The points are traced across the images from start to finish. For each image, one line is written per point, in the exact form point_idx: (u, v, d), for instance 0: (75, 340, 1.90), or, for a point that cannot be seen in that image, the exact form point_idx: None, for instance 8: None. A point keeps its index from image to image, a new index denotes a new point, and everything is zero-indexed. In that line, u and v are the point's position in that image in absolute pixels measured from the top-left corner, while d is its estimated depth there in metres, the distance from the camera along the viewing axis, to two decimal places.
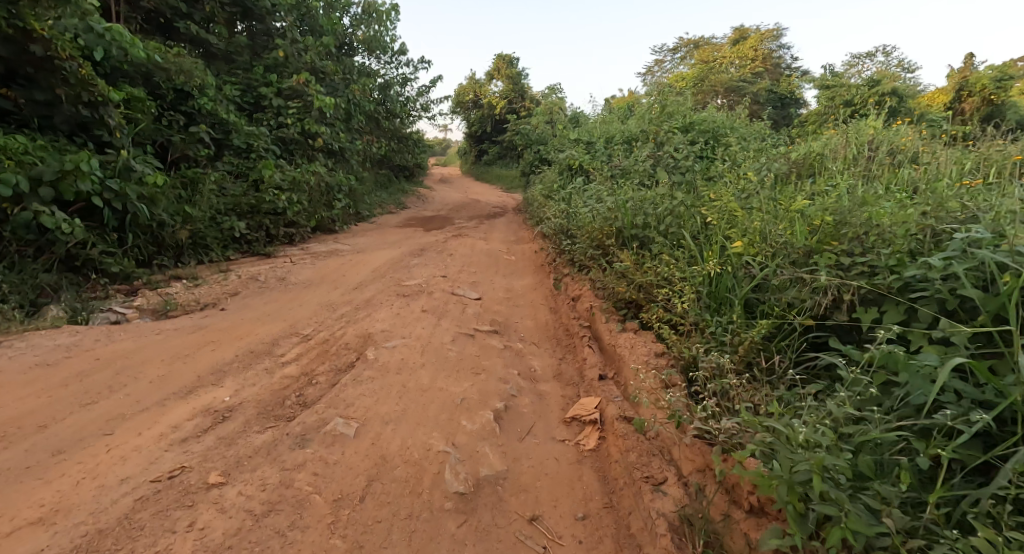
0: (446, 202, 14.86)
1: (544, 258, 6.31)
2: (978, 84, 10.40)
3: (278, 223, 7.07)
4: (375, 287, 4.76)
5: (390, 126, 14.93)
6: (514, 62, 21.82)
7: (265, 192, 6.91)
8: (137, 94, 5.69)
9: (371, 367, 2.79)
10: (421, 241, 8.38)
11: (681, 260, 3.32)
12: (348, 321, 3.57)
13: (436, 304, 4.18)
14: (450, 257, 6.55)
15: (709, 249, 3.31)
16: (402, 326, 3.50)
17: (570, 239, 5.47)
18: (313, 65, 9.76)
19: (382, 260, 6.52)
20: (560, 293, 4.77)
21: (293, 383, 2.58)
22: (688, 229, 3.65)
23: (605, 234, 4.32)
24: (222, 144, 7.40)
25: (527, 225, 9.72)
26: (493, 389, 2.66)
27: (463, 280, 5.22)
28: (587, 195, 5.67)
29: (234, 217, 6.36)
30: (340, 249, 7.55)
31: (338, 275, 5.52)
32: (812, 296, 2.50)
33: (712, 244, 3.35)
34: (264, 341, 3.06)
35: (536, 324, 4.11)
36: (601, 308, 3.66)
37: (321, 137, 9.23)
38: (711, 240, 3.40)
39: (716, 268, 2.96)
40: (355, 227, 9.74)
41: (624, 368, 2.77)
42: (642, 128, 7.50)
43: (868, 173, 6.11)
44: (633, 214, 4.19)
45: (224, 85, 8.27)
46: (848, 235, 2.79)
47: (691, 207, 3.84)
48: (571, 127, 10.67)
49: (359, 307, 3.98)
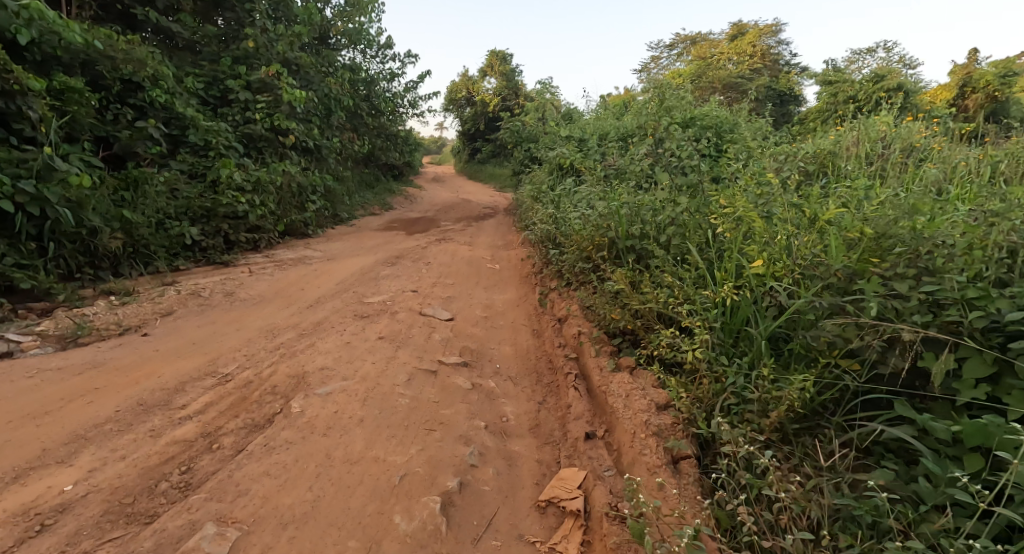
0: (434, 202, 14.20)
1: (531, 268, 5.70)
2: (983, 80, 9.85)
3: (239, 228, 6.44)
4: (333, 306, 4.14)
5: (376, 123, 14.29)
6: (507, 58, 21.25)
7: (222, 194, 6.27)
8: (72, 83, 5.05)
9: (293, 426, 2.17)
10: (400, 246, 7.78)
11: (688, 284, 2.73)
12: (284, 354, 2.95)
13: (398, 328, 3.56)
14: (427, 267, 5.93)
15: (722, 267, 2.72)
16: (348, 361, 2.88)
17: (557, 248, 4.88)
18: (287, 57, 9.10)
19: (351, 269, 5.90)
20: (545, 313, 4.17)
21: (181, 453, 1.96)
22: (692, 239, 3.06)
23: (597, 245, 3.74)
24: (178, 141, 6.75)
25: (515, 228, 9.11)
26: (448, 457, 2.07)
27: (436, 296, 4.60)
28: (577, 199, 5.07)
29: (185, 222, 5.76)
30: (309, 256, 6.94)
31: (296, 289, 4.90)
32: (860, 338, 1.93)
33: (724, 261, 2.77)
34: (166, 388, 2.43)
35: (515, 353, 3.50)
36: (590, 336, 3.06)
37: (293, 133, 8.59)
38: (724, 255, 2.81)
39: (731, 294, 2.38)
40: (332, 230, 9.12)
41: (617, 427, 2.18)
42: (639, 124, 6.92)
43: (884, 173, 5.54)
44: (630, 223, 3.61)
45: (186, 77, 7.64)
46: (898, 254, 2.22)
47: (697, 214, 3.25)
48: (563, 123, 10.05)
49: (306, 333, 3.37)
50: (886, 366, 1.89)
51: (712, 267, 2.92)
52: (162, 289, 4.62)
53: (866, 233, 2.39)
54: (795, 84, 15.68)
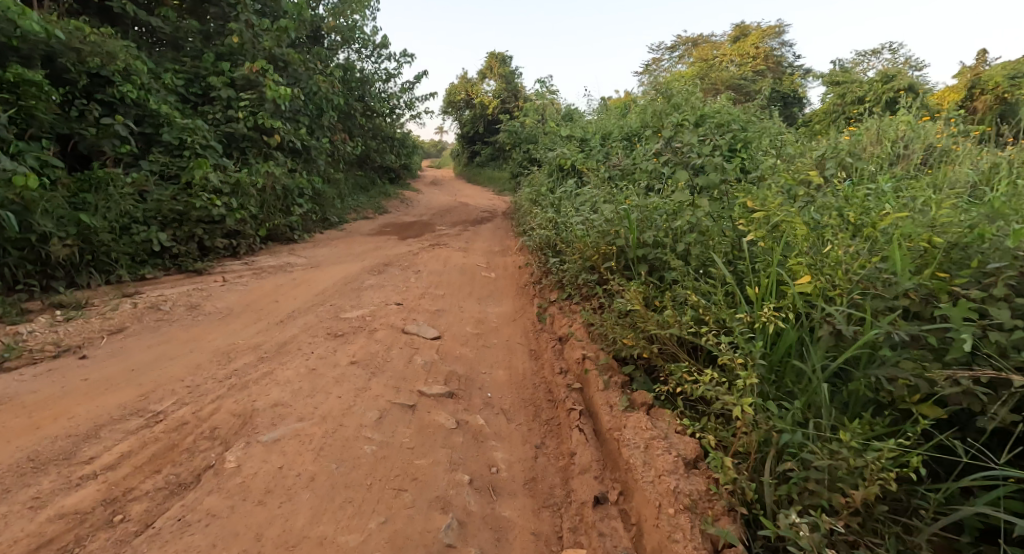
0: (431, 206, 13.76)
1: (529, 277, 5.24)
2: (992, 81, 9.35)
3: (216, 233, 5.99)
4: (305, 322, 3.68)
5: (371, 124, 13.86)
6: (507, 61, 20.91)
7: (195, 195, 5.80)
8: (28, 76, 4.57)
9: (222, 489, 1.71)
10: (390, 252, 7.35)
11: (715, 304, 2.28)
12: (234, 384, 2.50)
13: (374, 350, 3.09)
14: (416, 275, 5.48)
15: (756, 284, 2.29)
16: (309, 393, 2.42)
17: (558, 256, 4.46)
18: (273, 53, 8.68)
19: (334, 278, 5.46)
20: (544, 331, 3.73)
21: (66, 533, 1.52)
22: (716, 247, 2.62)
23: (604, 255, 3.34)
24: (152, 140, 6.30)
25: (512, 233, 8.67)
26: (416, 535, 1.62)
27: (423, 310, 4.15)
28: (579, 202, 4.62)
29: (154, 227, 5.32)
30: (292, 263, 6.51)
31: (270, 301, 4.45)
32: (954, 387, 1.48)
33: (757, 275, 2.34)
34: (74, 436, 1.97)
35: (509, 379, 3.03)
36: (596, 364, 2.62)
37: (278, 133, 8.15)
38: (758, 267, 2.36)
39: (772, 318, 1.93)
40: (321, 235, 8.68)
41: (636, 492, 1.75)
42: (645, 123, 6.48)
43: (912, 175, 5.09)
44: (641, 228, 3.16)
45: (164, 74, 7.22)
46: (986, 269, 1.76)
47: (721, 220, 2.80)
48: (563, 123, 9.59)
49: (267, 356, 2.90)
50: (989, 420, 1.45)
51: (742, 282, 2.48)
52: (119, 301, 4.17)
53: (937, 242, 1.93)
54: (799, 86, 15.24)
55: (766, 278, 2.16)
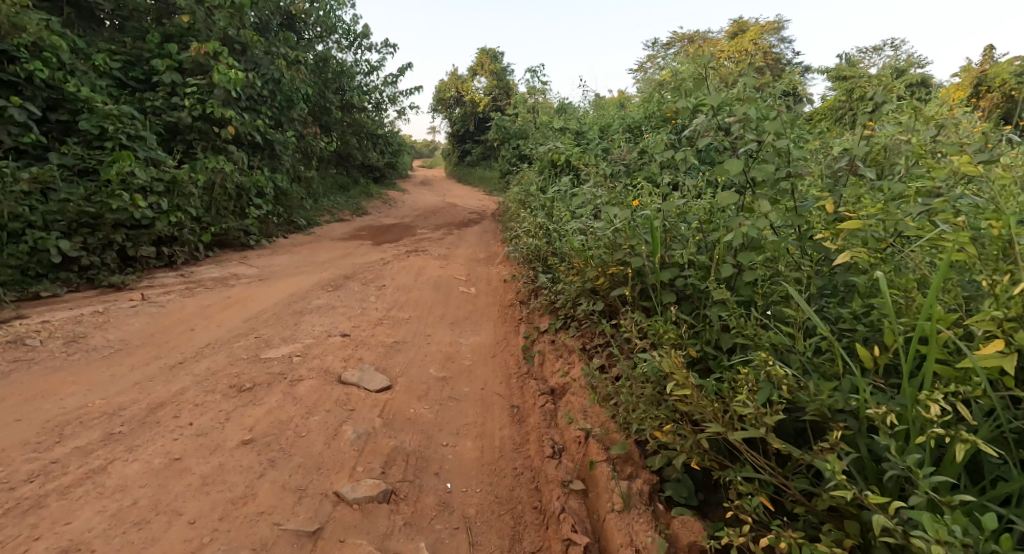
0: (415, 207, 12.79)
1: (515, 295, 4.32)
2: (999, 77, 8.03)
3: (142, 239, 5.04)
4: (210, 364, 2.75)
5: (349, 119, 12.88)
6: (498, 57, 20.01)
7: (114, 193, 4.80)
8: None
9: None
10: (358, 261, 6.42)
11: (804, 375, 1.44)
12: (27, 494, 1.56)
13: (286, 418, 2.16)
14: (379, 292, 4.56)
15: (866, 340, 1.46)
16: (142, 517, 1.49)
17: (551, 273, 3.58)
18: (229, 34, 7.71)
19: (280, 295, 4.52)
20: (530, 375, 2.85)
21: None
22: (787, 273, 1.77)
23: (609, 277, 2.49)
24: (70, 129, 5.33)
25: (499, 238, 7.73)
26: None
27: (376, 343, 3.23)
28: (576, 204, 3.73)
29: (55, 233, 4.36)
30: (239, 275, 5.57)
31: (184, 329, 3.50)
32: None
33: (864, 323, 1.51)
34: None
35: (480, 459, 2.13)
36: (611, 456, 1.76)
37: (232, 124, 7.15)
38: (866, 310, 1.51)
39: (961, 440, 1.03)
40: (284, 240, 7.73)
41: None
42: (651, 114, 5.60)
43: None
44: (666, 242, 2.28)
45: (94, 54, 6.26)
46: None
47: (784, 231, 1.95)
48: (555, 116, 8.61)
49: (119, 430, 1.97)
50: None
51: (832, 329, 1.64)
52: None
53: None
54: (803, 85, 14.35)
55: (899, 338, 1.29)
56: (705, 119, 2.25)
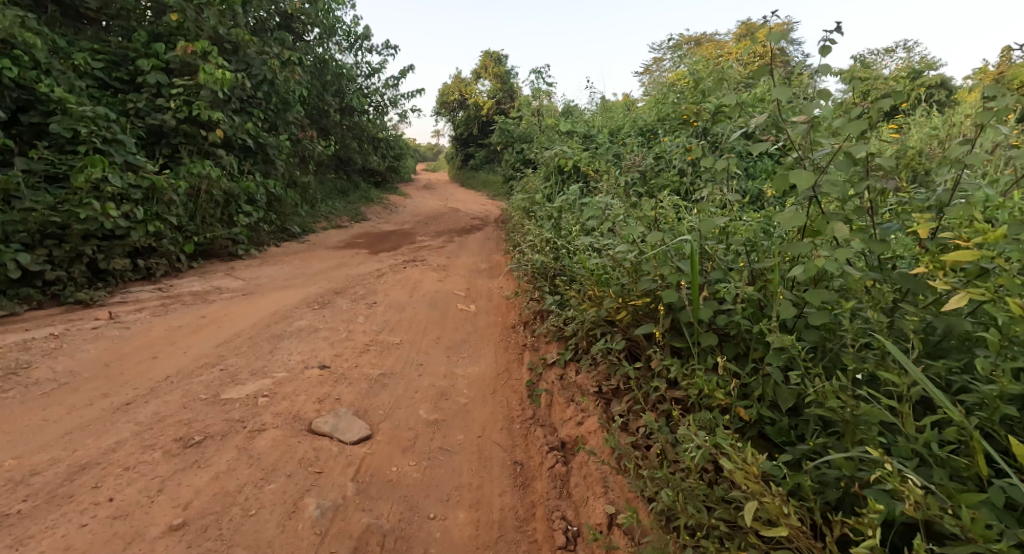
0: (416, 213, 12.38)
1: (518, 315, 3.90)
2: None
3: (115, 250, 4.66)
4: (160, 406, 2.34)
5: (349, 122, 12.52)
6: (503, 60, 19.66)
7: (83, 201, 4.42)
8: None
9: None
10: (352, 272, 6.02)
11: (917, 471, 1.05)
12: None
13: (235, 487, 1.76)
14: (370, 310, 4.15)
15: (997, 421, 1.07)
16: None
17: (560, 295, 3.17)
18: (219, 33, 7.34)
19: (261, 313, 4.13)
20: (536, 421, 2.44)
21: None
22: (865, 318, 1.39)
23: (633, 309, 2.10)
24: (42, 132, 4.98)
25: (501, 248, 7.31)
26: None
27: (359, 376, 2.82)
28: (587, 217, 3.32)
29: (15, 246, 3.99)
30: (222, 288, 5.18)
31: (145, 357, 3.10)
32: None
33: (994, 393, 1.11)
34: None
35: (474, 542, 1.72)
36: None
37: (221, 127, 6.76)
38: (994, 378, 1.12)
39: None
40: (276, 249, 7.35)
41: None
42: (668, 115, 5.17)
43: None
44: (702, 269, 1.88)
45: (74, 54, 5.91)
46: None
47: (855, 260, 1.56)
48: (561, 119, 8.18)
49: (19, 508, 1.57)
50: None
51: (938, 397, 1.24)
52: None
53: None
54: None
55: None
56: (761, 116, 1.82)
